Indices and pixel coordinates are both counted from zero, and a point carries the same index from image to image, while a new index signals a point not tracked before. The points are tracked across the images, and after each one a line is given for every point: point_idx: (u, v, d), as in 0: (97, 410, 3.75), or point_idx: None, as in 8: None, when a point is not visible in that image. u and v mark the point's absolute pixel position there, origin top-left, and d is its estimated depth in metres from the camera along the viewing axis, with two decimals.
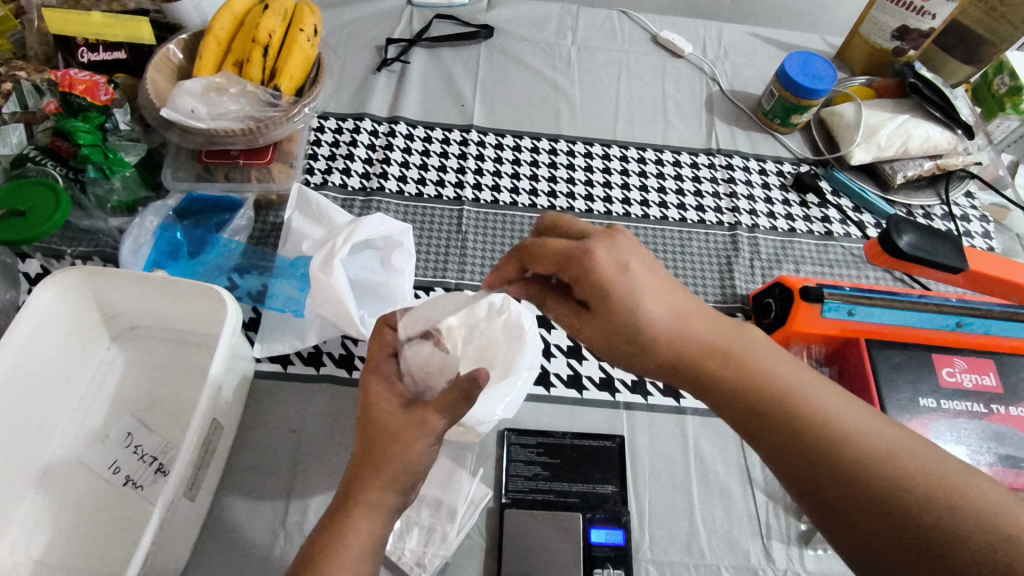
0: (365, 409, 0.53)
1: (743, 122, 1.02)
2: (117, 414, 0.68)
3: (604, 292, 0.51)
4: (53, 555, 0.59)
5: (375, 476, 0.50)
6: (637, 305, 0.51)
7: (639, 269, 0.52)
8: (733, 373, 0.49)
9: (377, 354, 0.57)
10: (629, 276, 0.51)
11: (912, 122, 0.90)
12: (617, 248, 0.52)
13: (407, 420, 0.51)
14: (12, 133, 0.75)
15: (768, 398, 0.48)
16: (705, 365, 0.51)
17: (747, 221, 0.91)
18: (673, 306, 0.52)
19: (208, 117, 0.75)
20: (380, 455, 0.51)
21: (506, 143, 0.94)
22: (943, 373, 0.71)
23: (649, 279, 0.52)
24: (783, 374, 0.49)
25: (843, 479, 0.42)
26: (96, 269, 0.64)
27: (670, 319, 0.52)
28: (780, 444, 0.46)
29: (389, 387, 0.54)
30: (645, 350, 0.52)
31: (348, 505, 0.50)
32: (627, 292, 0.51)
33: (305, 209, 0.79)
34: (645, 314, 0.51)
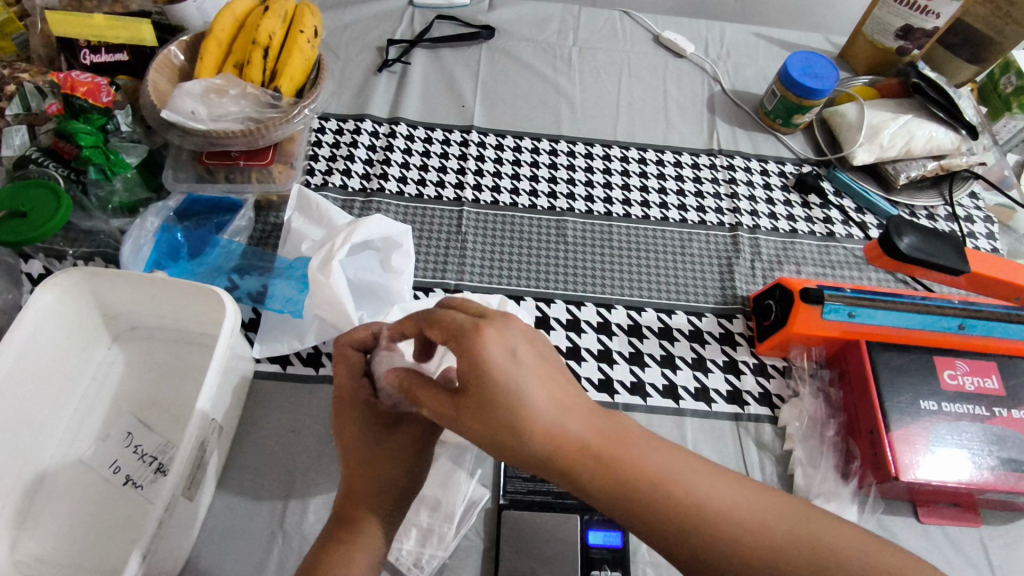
0: (347, 428, 0.55)
1: (745, 122, 1.01)
2: (118, 414, 0.69)
3: (491, 378, 0.42)
4: (53, 554, 0.60)
5: (366, 497, 0.52)
6: (522, 391, 0.42)
7: (526, 347, 0.43)
8: (632, 468, 0.41)
9: (345, 376, 0.56)
10: (522, 362, 0.42)
11: (915, 123, 0.90)
12: (504, 332, 0.44)
13: (394, 444, 0.54)
14: (16, 135, 0.75)
15: (661, 493, 0.41)
16: (588, 471, 0.41)
17: (748, 222, 0.91)
18: (554, 388, 0.43)
19: (209, 118, 0.75)
20: (364, 476, 0.53)
21: (507, 143, 0.94)
22: (945, 375, 0.71)
23: (536, 362, 0.43)
24: (671, 466, 0.42)
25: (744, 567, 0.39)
26: (96, 270, 0.64)
27: (558, 408, 0.42)
28: (676, 533, 0.40)
29: (365, 412, 0.55)
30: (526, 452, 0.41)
31: (338, 526, 0.51)
32: (513, 374, 0.42)
33: (306, 210, 0.79)
34: (529, 402, 0.41)
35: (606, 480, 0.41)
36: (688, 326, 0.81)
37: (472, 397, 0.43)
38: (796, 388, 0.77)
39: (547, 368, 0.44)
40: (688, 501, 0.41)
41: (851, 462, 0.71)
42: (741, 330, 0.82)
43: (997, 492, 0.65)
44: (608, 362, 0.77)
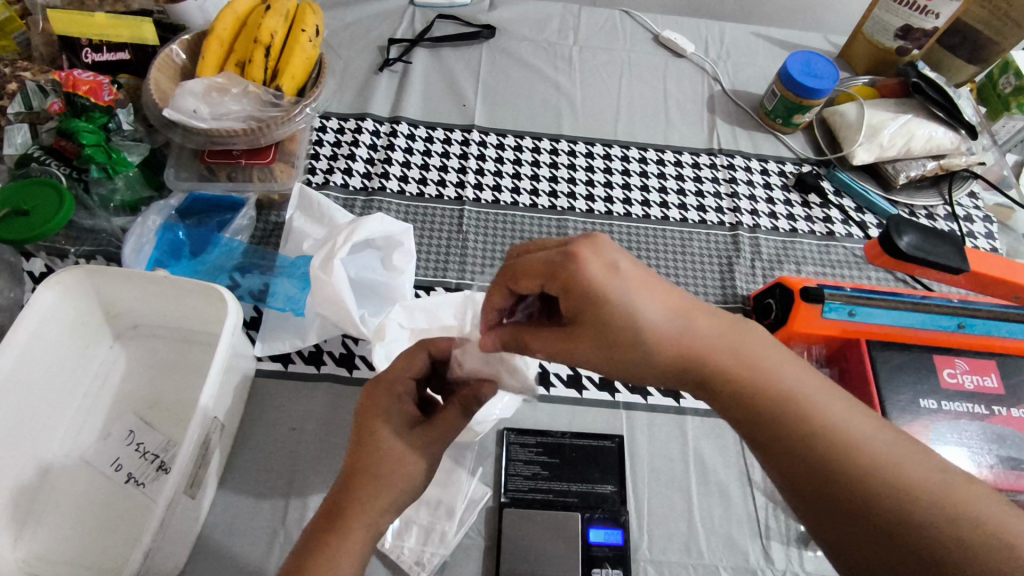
0: (376, 408, 0.55)
1: (745, 122, 1.01)
2: (120, 412, 0.69)
3: (599, 295, 0.47)
4: (55, 552, 0.60)
5: (366, 477, 0.50)
6: (628, 303, 0.47)
7: (631, 268, 0.48)
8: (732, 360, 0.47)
9: (398, 372, 0.57)
10: (615, 277, 0.47)
11: (915, 123, 0.90)
12: (601, 252, 0.48)
13: (412, 441, 0.53)
14: (18, 133, 0.75)
15: (756, 384, 0.46)
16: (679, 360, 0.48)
17: (748, 221, 0.91)
18: (661, 298, 0.49)
19: (210, 117, 0.75)
20: (374, 455, 0.51)
21: (508, 143, 0.94)
22: (944, 374, 0.71)
23: (631, 275, 0.48)
24: (770, 364, 0.47)
25: (831, 468, 0.42)
26: (99, 269, 0.65)
27: (669, 313, 0.48)
28: (768, 419, 0.45)
29: (399, 402, 0.55)
30: (634, 351, 0.48)
31: (329, 501, 0.50)
32: (620, 291, 0.47)
33: (308, 209, 0.79)
34: (630, 305, 0.47)
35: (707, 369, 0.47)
36: None
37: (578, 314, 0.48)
38: None
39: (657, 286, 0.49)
40: (769, 387, 0.46)
41: None
42: None
43: (997, 490, 0.65)
44: None
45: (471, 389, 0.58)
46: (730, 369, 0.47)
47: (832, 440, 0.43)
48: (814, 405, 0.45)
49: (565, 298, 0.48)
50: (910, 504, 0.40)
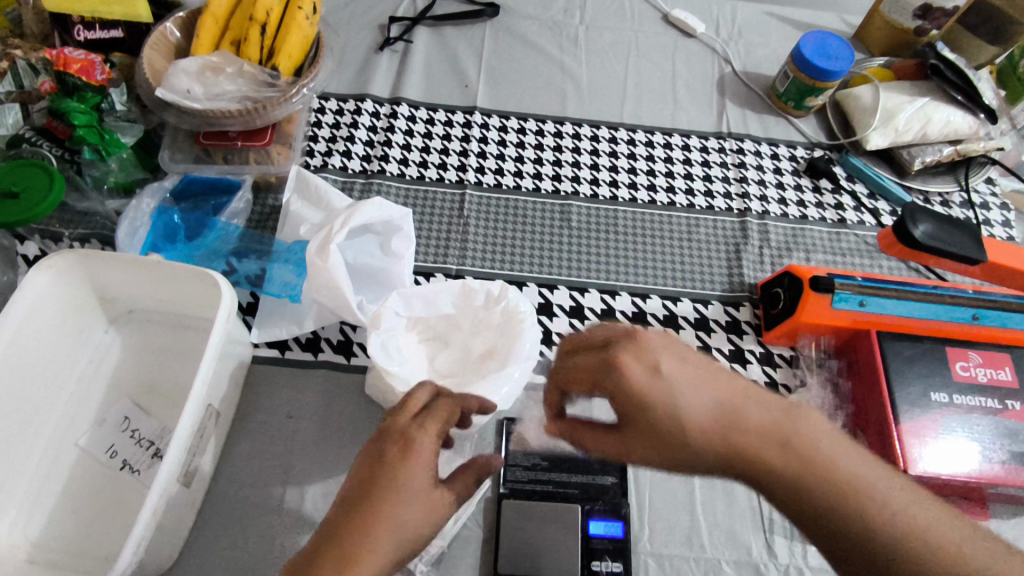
0: (401, 455, 0.45)
1: (755, 104, 0.98)
2: (116, 398, 0.68)
3: (650, 396, 0.43)
4: (52, 538, 0.60)
5: (374, 535, 0.42)
6: (680, 402, 0.43)
7: (678, 359, 0.44)
8: (797, 451, 0.41)
9: (436, 417, 0.47)
10: (665, 378, 0.43)
11: (931, 106, 0.87)
12: (643, 348, 0.45)
13: (429, 505, 0.45)
14: (9, 113, 0.74)
15: (828, 480, 0.40)
16: (739, 457, 0.42)
17: (757, 207, 0.88)
18: (713, 386, 0.43)
19: (205, 97, 0.74)
20: (388, 512, 0.43)
21: (511, 125, 0.92)
22: (957, 367, 0.69)
23: (680, 369, 0.44)
24: (838, 451, 0.41)
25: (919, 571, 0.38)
26: (91, 252, 0.63)
27: (722, 402, 0.43)
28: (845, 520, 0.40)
29: (430, 454, 0.46)
30: (691, 454, 0.43)
31: (324, 554, 0.40)
32: (670, 389, 0.43)
33: (305, 192, 0.77)
34: (682, 405, 0.42)
35: (771, 466, 0.41)
36: (694, 314, 0.79)
37: (631, 418, 0.44)
38: (804, 377, 0.76)
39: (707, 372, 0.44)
40: (838, 483, 0.40)
41: None
42: (747, 318, 0.80)
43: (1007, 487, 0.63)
44: None
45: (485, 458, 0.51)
46: (799, 464, 0.41)
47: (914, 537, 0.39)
48: (881, 499, 0.40)
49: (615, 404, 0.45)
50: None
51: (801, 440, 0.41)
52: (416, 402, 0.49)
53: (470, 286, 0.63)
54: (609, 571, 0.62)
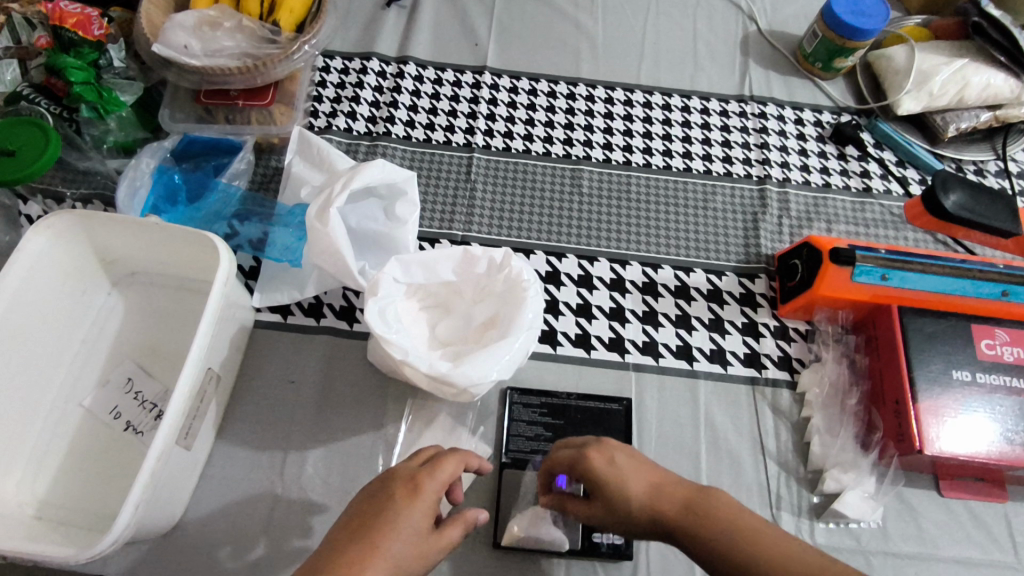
0: (406, 497, 0.47)
1: (780, 65, 0.93)
2: (119, 360, 0.68)
3: (603, 480, 0.48)
4: (58, 495, 0.61)
5: (370, 566, 0.42)
6: (624, 485, 0.48)
7: (629, 451, 0.50)
8: (721, 524, 0.45)
9: (444, 465, 0.50)
10: (618, 465, 0.49)
11: (970, 68, 0.82)
12: (603, 443, 0.51)
13: (422, 550, 0.46)
14: (7, 69, 0.72)
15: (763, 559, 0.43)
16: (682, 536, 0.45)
17: (778, 174, 0.85)
18: (650, 474, 0.48)
19: (202, 54, 0.71)
20: (385, 547, 0.44)
21: (521, 86, 0.88)
22: (982, 345, 0.66)
23: (631, 462, 0.49)
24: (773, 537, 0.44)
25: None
26: (89, 213, 0.62)
27: (658, 485, 0.48)
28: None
29: (433, 501, 0.48)
30: (638, 526, 0.48)
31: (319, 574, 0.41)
32: (617, 475, 0.48)
33: (306, 152, 0.75)
34: (630, 488, 0.47)
35: (701, 539, 0.45)
36: (707, 285, 0.77)
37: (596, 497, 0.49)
38: (819, 352, 0.73)
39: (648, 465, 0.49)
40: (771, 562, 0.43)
41: (872, 433, 0.67)
42: (762, 290, 0.77)
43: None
44: (620, 321, 0.74)
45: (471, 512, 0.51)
46: (722, 533, 0.44)
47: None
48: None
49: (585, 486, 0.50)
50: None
51: (724, 516, 0.45)
52: (428, 454, 0.52)
53: (473, 253, 0.61)
54: (610, 543, 0.62)
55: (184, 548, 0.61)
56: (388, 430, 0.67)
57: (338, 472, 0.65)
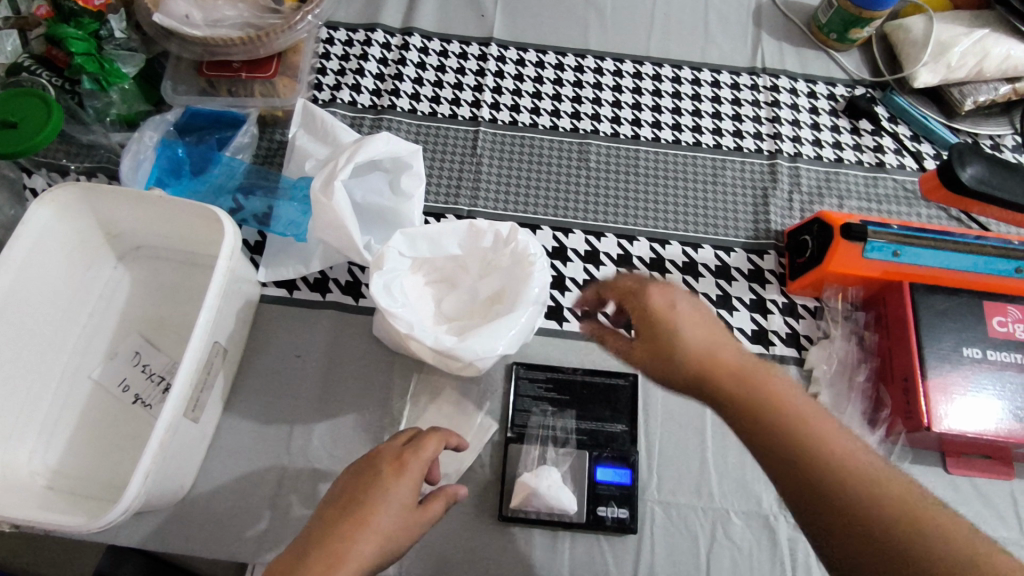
0: (391, 475, 0.48)
1: (794, 36, 0.90)
2: (126, 333, 0.68)
3: (658, 318, 0.54)
4: (70, 466, 0.62)
5: (359, 540, 0.45)
6: (679, 330, 0.52)
7: (701, 311, 0.54)
8: (766, 389, 0.46)
9: (427, 443, 0.51)
10: (677, 311, 0.54)
11: (990, 39, 0.80)
12: (673, 292, 0.56)
13: (409, 522, 0.48)
14: (7, 41, 0.71)
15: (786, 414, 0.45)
16: (721, 375, 0.49)
17: (789, 148, 0.83)
18: (705, 336, 0.52)
19: (204, 23, 0.70)
20: (372, 522, 0.46)
21: (529, 58, 0.87)
22: (994, 322, 0.65)
23: (690, 315, 0.53)
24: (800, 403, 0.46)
25: (851, 508, 0.40)
26: (92, 186, 0.62)
27: (712, 347, 0.51)
28: (788, 444, 0.44)
29: (417, 477, 0.49)
30: (671, 363, 0.51)
31: (310, 551, 0.44)
32: (672, 316, 0.53)
33: (310, 126, 0.74)
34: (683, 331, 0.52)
35: (730, 384, 0.48)
36: (715, 261, 0.76)
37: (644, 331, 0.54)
38: (827, 329, 0.72)
39: (719, 328, 0.53)
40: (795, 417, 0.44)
41: (880, 410, 0.67)
42: (772, 266, 0.76)
43: None
44: None
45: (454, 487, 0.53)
46: (759, 393, 0.47)
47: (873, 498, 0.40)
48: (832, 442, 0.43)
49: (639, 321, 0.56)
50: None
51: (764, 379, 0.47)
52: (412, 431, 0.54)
53: (478, 227, 0.60)
54: (614, 516, 0.62)
55: (194, 519, 0.61)
56: (393, 405, 0.67)
57: (345, 445, 0.65)
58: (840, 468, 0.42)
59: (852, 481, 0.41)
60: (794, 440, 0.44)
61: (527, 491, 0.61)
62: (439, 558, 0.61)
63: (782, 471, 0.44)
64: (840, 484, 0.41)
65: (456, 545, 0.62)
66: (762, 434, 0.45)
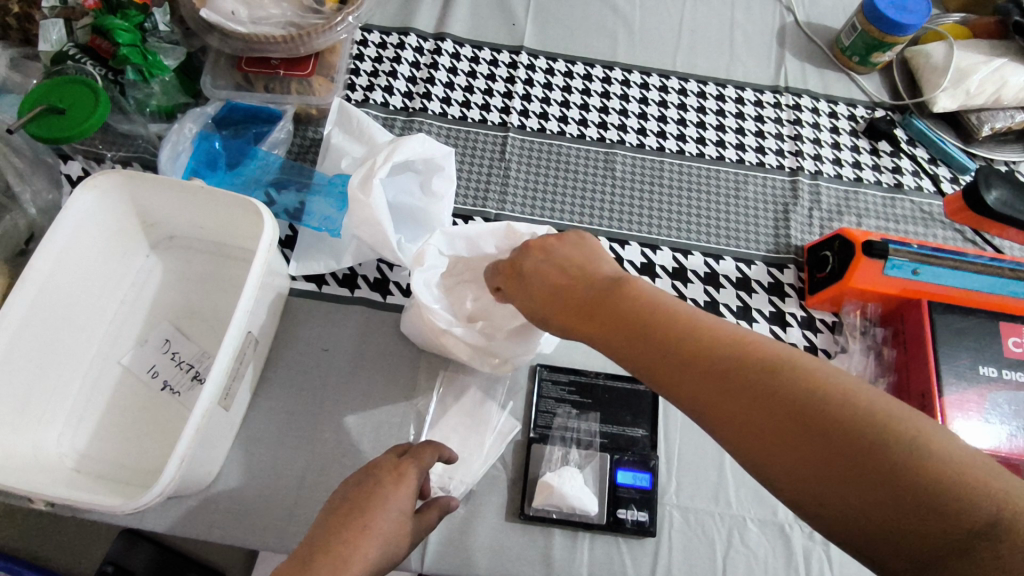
0: (393, 482, 0.49)
1: (816, 58, 0.92)
2: (157, 320, 0.69)
3: (541, 278, 0.53)
4: (98, 449, 0.63)
5: (363, 543, 0.45)
6: (564, 280, 0.52)
7: (565, 251, 0.54)
8: (651, 313, 0.45)
9: (426, 454, 0.53)
10: (561, 267, 0.53)
11: (1008, 68, 0.82)
12: (554, 252, 0.54)
13: (406, 529, 0.49)
14: (53, 29, 0.72)
15: (672, 327, 0.44)
16: (602, 307, 0.48)
17: (810, 166, 0.85)
18: (586, 281, 0.51)
19: (249, 20, 0.72)
20: (374, 527, 0.46)
21: (557, 68, 0.88)
22: (1009, 342, 0.66)
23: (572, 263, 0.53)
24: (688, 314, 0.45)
25: (755, 400, 0.39)
26: (135, 174, 0.63)
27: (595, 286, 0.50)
28: (711, 393, 0.40)
29: (417, 486, 0.51)
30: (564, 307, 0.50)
31: (317, 554, 0.44)
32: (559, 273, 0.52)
33: (346, 125, 0.76)
34: (566, 277, 0.52)
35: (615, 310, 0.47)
36: (736, 273, 0.78)
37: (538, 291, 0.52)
38: (845, 343, 0.73)
39: (597, 268, 0.52)
40: (687, 331, 0.43)
41: None
42: (791, 280, 0.78)
43: None
44: None
45: (443, 500, 0.55)
46: (662, 338, 0.44)
47: (779, 385, 0.38)
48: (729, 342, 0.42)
49: (540, 289, 0.52)
50: (940, 485, 0.33)
51: (640, 300, 0.47)
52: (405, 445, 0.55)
53: (517, 230, 0.62)
54: (634, 519, 0.63)
55: (219, 507, 0.62)
56: (418, 402, 0.68)
57: (370, 438, 0.66)
58: (777, 395, 0.38)
59: (797, 405, 0.38)
60: (721, 385, 0.40)
61: (551, 489, 0.62)
62: (459, 554, 0.62)
63: (709, 408, 0.40)
64: (784, 415, 0.38)
65: (477, 541, 0.62)
66: (659, 357, 0.43)
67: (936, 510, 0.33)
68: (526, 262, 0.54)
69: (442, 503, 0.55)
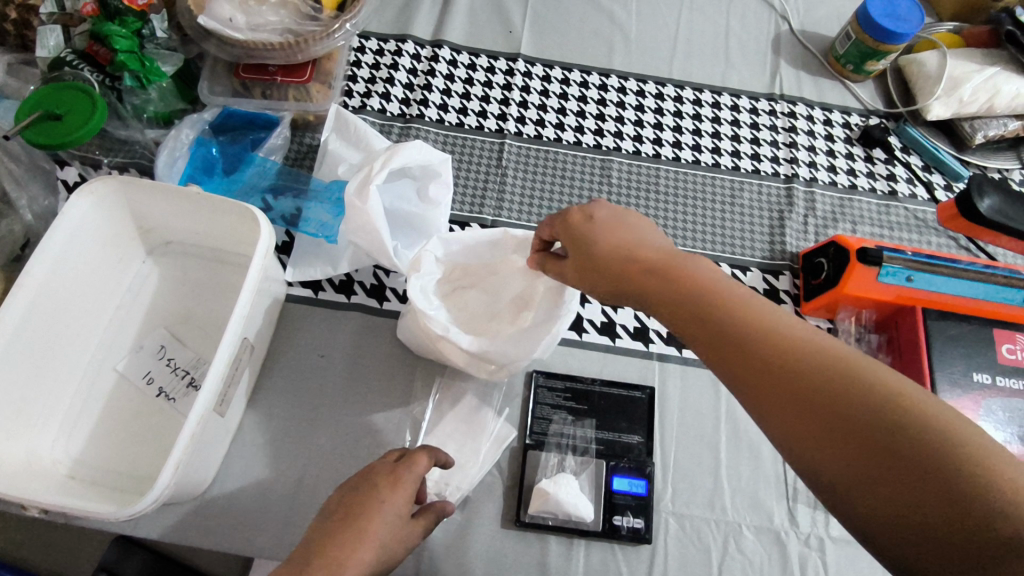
0: (389, 486, 0.49)
1: (811, 66, 0.93)
2: (153, 326, 0.69)
3: (591, 236, 0.49)
4: (92, 455, 0.62)
5: (359, 548, 0.45)
6: (617, 245, 0.48)
7: (638, 212, 0.51)
8: (703, 291, 0.44)
9: (422, 457, 0.52)
10: (616, 230, 0.49)
11: (1001, 77, 0.82)
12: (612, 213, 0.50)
13: (401, 533, 0.49)
14: (51, 35, 0.72)
15: (725, 308, 0.43)
16: (654, 280, 0.46)
17: (805, 173, 0.85)
18: (641, 249, 0.48)
19: (246, 28, 0.72)
20: (371, 531, 0.46)
21: (554, 75, 0.89)
22: (1003, 349, 0.67)
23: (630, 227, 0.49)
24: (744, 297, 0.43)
25: (801, 386, 0.38)
26: (131, 180, 0.63)
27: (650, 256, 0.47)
28: (759, 375, 0.40)
29: (413, 490, 0.51)
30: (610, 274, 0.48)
31: (314, 557, 0.44)
32: (611, 235, 0.49)
33: (343, 131, 0.76)
34: (621, 241, 0.49)
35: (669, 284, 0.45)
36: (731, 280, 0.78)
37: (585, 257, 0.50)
38: None
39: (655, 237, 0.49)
40: (740, 313, 0.42)
41: None
42: (786, 287, 0.78)
43: None
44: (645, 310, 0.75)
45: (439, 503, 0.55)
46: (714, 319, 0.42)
47: (829, 376, 0.37)
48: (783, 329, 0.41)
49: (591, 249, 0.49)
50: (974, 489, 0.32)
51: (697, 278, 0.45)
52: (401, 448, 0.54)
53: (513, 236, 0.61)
54: (629, 526, 0.63)
55: (214, 513, 0.62)
56: (414, 408, 0.68)
57: (366, 445, 0.66)
58: (822, 383, 0.37)
59: (842, 398, 0.37)
60: (768, 369, 0.39)
61: (547, 495, 0.62)
62: (455, 560, 0.62)
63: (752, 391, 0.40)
64: (828, 407, 0.37)
65: (472, 548, 0.62)
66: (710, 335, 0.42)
67: (968, 517, 0.31)
68: (596, 212, 0.50)
69: (438, 508, 0.54)
